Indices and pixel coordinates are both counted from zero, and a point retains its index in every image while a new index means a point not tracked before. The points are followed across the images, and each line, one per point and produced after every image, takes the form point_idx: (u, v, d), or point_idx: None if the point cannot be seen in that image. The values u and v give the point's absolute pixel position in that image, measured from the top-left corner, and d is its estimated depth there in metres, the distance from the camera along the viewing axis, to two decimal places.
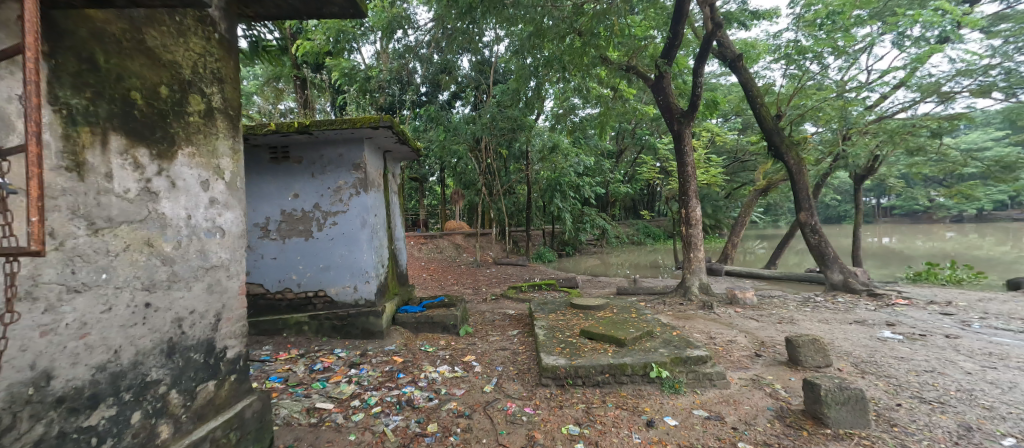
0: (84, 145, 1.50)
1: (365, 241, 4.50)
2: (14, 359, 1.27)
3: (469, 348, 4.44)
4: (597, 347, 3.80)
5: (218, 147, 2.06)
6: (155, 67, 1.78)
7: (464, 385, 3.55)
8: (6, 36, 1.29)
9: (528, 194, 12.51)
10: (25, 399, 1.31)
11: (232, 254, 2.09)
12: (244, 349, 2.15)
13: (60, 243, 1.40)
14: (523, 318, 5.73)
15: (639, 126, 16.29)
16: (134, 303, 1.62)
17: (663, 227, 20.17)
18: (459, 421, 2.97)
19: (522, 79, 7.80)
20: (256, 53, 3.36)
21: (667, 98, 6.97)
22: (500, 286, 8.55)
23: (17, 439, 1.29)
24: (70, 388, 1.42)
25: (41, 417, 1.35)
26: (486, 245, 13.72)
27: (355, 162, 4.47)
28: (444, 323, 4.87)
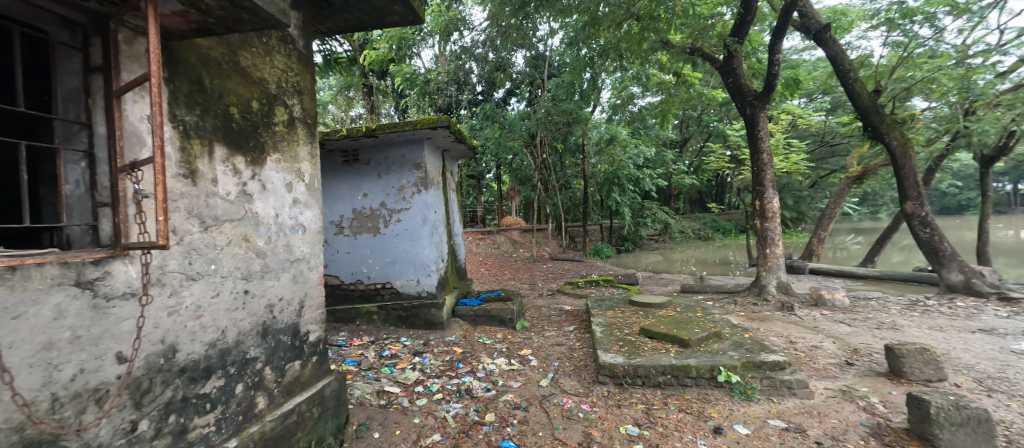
0: (196, 156, 1.75)
1: (426, 237, 4.75)
2: (149, 335, 1.52)
3: (525, 342, 4.54)
4: (658, 346, 3.73)
5: (299, 152, 2.32)
6: (249, 84, 2.03)
7: (520, 378, 3.66)
8: (138, 67, 1.53)
9: (584, 188, 12.40)
10: (158, 367, 1.56)
11: (311, 248, 2.35)
12: (322, 334, 2.41)
13: (181, 239, 1.64)
14: (580, 314, 5.72)
15: (706, 112, 15.47)
16: (235, 290, 1.87)
17: (734, 221, 19.00)
18: (516, 412, 3.07)
19: (576, 71, 7.82)
20: (329, 66, 3.67)
21: (739, 80, 6.57)
22: (557, 282, 8.59)
23: (153, 400, 1.54)
24: (190, 361, 1.67)
25: (171, 384, 1.60)
26: (542, 240, 13.77)
27: (416, 162, 4.72)
28: (501, 316, 5.01)
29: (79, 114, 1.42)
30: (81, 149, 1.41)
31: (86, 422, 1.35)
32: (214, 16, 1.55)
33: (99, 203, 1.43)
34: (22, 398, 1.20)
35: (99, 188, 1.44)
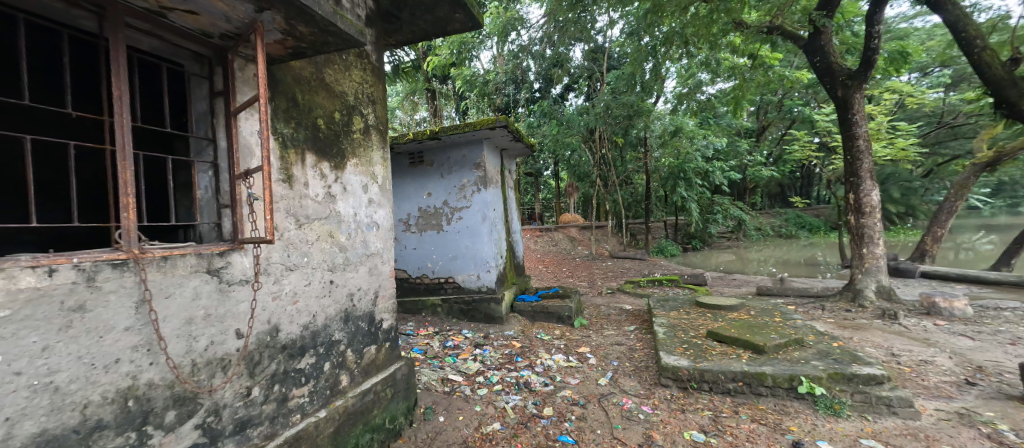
0: (292, 163, 2.01)
1: (486, 234, 4.94)
2: (259, 316, 1.79)
3: (583, 340, 4.57)
4: (727, 351, 3.59)
5: (373, 157, 2.56)
6: (332, 98, 2.28)
7: (579, 375, 3.71)
8: (249, 89, 1.80)
9: (647, 184, 12.02)
10: (265, 343, 1.82)
11: (384, 244, 2.59)
12: (394, 323, 2.64)
13: (281, 235, 1.90)
14: (641, 314, 5.61)
15: (788, 96, 14.19)
16: (323, 279, 2.12)
17: (823, 217, 17.25)
18: (574, 409, 3.13)
19: (637, 61, 7.49)
20: (397, 74, 3.96)
21: (829, 59, 5.94)
22: (617, 280, 8.46)
23: (262, 371, 1.81)
24: (289, 339, 1.93)
25: (276, 359, 1.87)
26: (602, 237, 13.59)
27: (476, 161, 4.91)
28: (559, 313, 5.07)
29: (207, 131, 1.72)
30: (209, 160, 1.70)
31: (214, 384, 1.63)
32: (306, 41, 1.78)
33: (223, 205, 1.71)
34: (172, 360, 1.49)
35: (221, 193, 1.72)
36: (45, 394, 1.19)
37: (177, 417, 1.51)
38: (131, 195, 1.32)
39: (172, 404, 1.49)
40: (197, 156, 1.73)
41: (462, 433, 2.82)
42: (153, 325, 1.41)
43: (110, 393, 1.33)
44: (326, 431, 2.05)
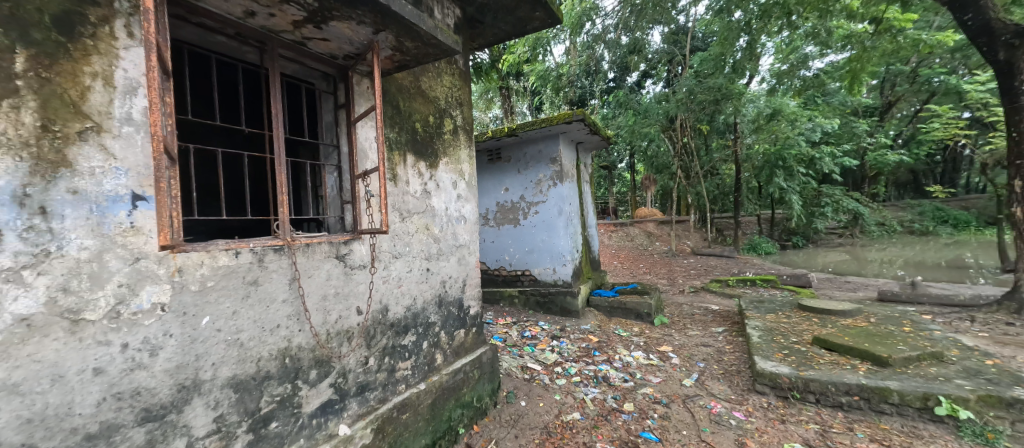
0: (397, 164, 2.33)
1: (562, 228, 5.02)
2: (377, 290, 2.21)
3: (664, 339, 4.48)
4: (839, 361, 3.27)
5: (461, 155, 2.91)
6: (427, 103, 2.60)
7: (660, 373, 3.66)
8: (365, 101, 2.20)
9: (737, 174, 11.24)
10: (379, 319, 2.20)
11: (471, 236, 2.98)
12: (479, 310, 3.02)
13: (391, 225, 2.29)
14: (731, 316, 5.29)
15: (925, 64, 12.09)
16: (421, 267, 2.48)
17: (974, 209, 14.47)
18: (656, 407, 3.12)
19: (728, 39, 6.98)
20: (479, 74, 4.20)
21: (986, 15, 4.68)
22: (701, 279, 8.03)
23: (377, 344, 2.21)
24: (401, 315, 2.36)
25: (386, 334, 2.25)
26: (683, 233, 13.02)
27: (552, 156, 5.00)
28: (637, 310, 4.96)
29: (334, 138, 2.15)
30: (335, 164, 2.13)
31: (342, 352, 2.02)
32: (410, 55, 2.09)
33: (345, 201, 2.13)
34: (313, 328, 1.87)
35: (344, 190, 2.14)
36: (234, 346, 1.59)
37: (317, 375, 1.90)
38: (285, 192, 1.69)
39: (315, 364, 1.88)
40: (326, 160, 2.19)
41: (544, 419, 2.96)
42: (301, 298, 1.81)
43: (273, 351, 1.72)
44: (425, 401, 2.44)
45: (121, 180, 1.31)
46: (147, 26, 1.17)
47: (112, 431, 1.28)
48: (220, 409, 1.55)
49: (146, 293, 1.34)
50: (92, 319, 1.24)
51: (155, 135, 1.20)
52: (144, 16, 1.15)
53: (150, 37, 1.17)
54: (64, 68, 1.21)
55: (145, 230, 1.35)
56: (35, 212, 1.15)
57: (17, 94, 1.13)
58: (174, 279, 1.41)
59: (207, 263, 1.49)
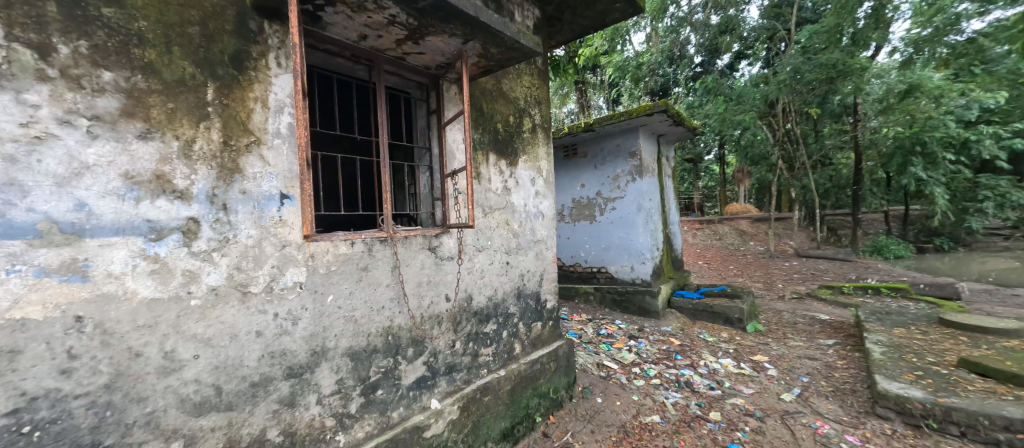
0: (481, 164, 2.74)
1: (641, 225, 4.90)
2: (468, 276, 2.65)
3: (760, 348, 4.18)
4: (989, 389, 2.79)
5: (539, 152, 3.23)
6: (508, 103, 2.97)
7: (754, 385, 3.44)
8: (451, 105, 2.67)
9: (858, 163, 10.28)
10: (465, 306, 2.63)
11: (549, 231, 3.28)
12: (556, 303, 3.32)
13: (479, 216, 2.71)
14: (844, 328, 4.75)
15: None
16: (501, 260, 2.88)
17: None
18: (748, 420, 2.96)
19: (846, 10, 6.09)
20: (559, 70, 4.29)
21: None
22: (807, 284, 7.30)
23: (464, 330, 2.63)
24: (485, 301, 2.77)
25: (471, 321, 2.67)
26: (787, 233, 11.90)
27: (631, 150, 4.89)
28: (727, 315, 4.69)
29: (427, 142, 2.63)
30: (427, 164, 2.62)
31: (433, 334, 2.45)
32: (495, 58, 2.41)
33: (435, 198, 2.59)
34: (410, 311, 2.33)
35: (435, 188, 2.60)
36: (350, 322, 2.06)
37: (413, 353, 2.35)
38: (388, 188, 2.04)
39: (410, 343, 2.33)
40: (420, 160, 2.68)
41: (621, 418, 2.99)
42: (399, 283, 2.26)
43: (379, 328, 2.18)
44: (505, 387, 2.79)
45: (273, 182, 1.79)
46: (296, 58, 1.63)
47: (268, 382, 1.76)
48: (340, 373, 2.01)
49: (289, 274, 1.82)
50: (255, 291, 1.72)
51: (301, 144, 1.64)
52: (293, 48, 1.61)
53: (298, 66, 1.62)
54: (236, 95, 1.70)
55: (289, 222, 1.82)
56: (220, 209, 1.62)
57: (209, 117, 1.61)
58: (309, 262, 1.89)
59: (332, 250, 1.97)
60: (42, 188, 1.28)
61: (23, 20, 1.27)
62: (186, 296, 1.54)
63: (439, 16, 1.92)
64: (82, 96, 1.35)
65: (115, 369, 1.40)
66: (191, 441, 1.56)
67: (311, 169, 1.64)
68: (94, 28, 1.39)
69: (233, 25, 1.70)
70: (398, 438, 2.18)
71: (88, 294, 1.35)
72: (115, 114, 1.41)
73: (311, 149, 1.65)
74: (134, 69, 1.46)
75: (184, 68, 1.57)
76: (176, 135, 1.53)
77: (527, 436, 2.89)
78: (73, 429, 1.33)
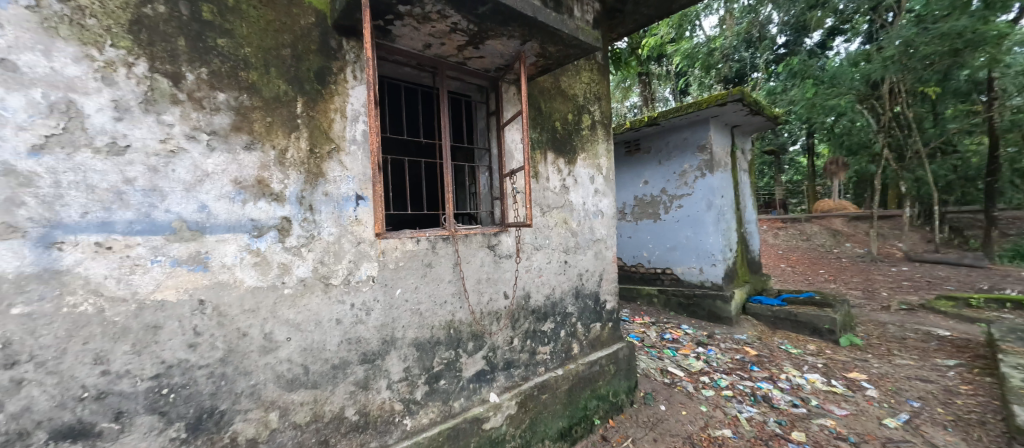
0: (539, 163, 2.77)
1: (711, 224, 4.63)
2: (526, 274, 2.70)
3: (857, 364, 3.73)
4: None
5: (598, 149, 3.20)
6: (566, 101, 2.98)
7: (849, 405, 3.10)
8: (510, 106, 2.73)
9: (996, 147, 8.57)
10: (522, 304, 2.69)
11: (608, 231, 3.22)
12: (615, 304, 3.27)
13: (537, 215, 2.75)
14: (970, 347, 4.11)
15: None
16: (559, 259, 2.89)
17: None
18: (838, 444, 2.69)
19: None
20: (620, 64, 4.20)
21: None
22: (921, 293, 6.41)
23: (522, 328, 2.68)
24: (543, 300, 2.80)
25: (528, 319, 2.72)
26: (896, 234, 10.46)
27: (700, 144, 4.64)
28: (814, 325, 4.26)
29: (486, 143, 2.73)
30: (486, 164, 2.71)
31: (492, 330, 2.54)
32: (553, 57, 2.44)
33: (494, 197, 2.68)
34: (470, 306, 2.43)
35: (494, 187, 2.69)
36: (417, 314, 2.20)
37: (473, 347, 2.45)
38: (451, 188, 2.15)
39: (471, 337, 2.43)
40: (480, 161, 2.78)
41: (686, 429, 2.88)
42: (460, 279, 2.37)
43: (442, 321, 2.30)
44: (563, 386, 2.81)
45: (350, 184, 1.97)
46: (369, 70, 1.77)
47: (345, 366, 1.94)
48: (408, 361, 2.16)
49: (363, 268, 2.00)
50: (336, 283, 1.91)
51: (374, 148, 1.79)
52: (367, 60, 1.76)
53: (371, 77, 1.77)
54: (321, 107, 1.89)
55: (364, 221, 2.00)
56: (307, 209, 1.83)
57: (299, 128, 1.82)
58: (381, 258, 2.06)
59: (400, 247, 2.13)
60: (175, 193, 1.53)
61: (161, 54, 1.53)
62: (281, 285, 1.75)
63: (498, 20, 1.99)
64: (204, 114, 1.59)
65: (228, 346, 1.63)
66: (285, 412, 1.77)
67: (382, 172, 1.78)
68: (211, 56, 1.63)
69: (317, 44, 1.91)
70: (459, 428, 2.29)
71: (209, 281, 1.59)
72: (227, 128, 1.64)
73: (383, 153, 1.79)
74: (241, 89, 1.69)
75: (279, 87, 1.79)
76: (273, 145, 1.75)
77: (585, 438, 2.89)
78: (198, 394, 1.57)
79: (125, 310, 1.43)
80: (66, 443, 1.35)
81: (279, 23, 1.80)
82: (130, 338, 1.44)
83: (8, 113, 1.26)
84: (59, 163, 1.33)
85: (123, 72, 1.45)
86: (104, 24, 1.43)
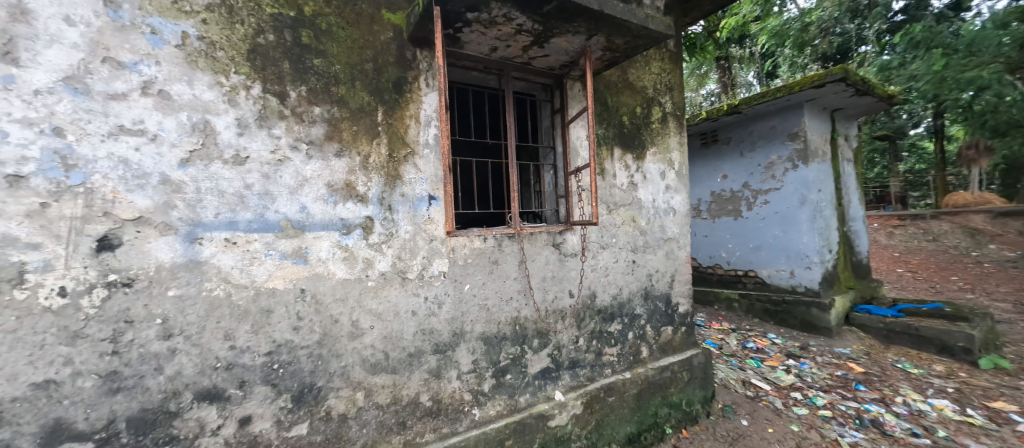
0: (605, 159, 2.70)
1: (805, 222, 4.14)
2: (591, 273, 2.66)
3: (1003, 392, 3.05)
4: None
5: (670, 143, 3.03)
6: (635, 94, 2.87)
7: (989, 440, 2.55)
8: (575, 102, 2.70)
9: None
10: (587, 304, 2.65)
11: (681, 229, 3.04)
12: (689, 308, 3.08)
13: (605, 213, 2.69)
14: None
15: None
16: (627, 259, 2.80)
17: None
18: None
19: None
20: (694, 52, 3.92)
21: None
22: None
23: (586, 328, 2.65)
24: (609, 301, 2.73)
25: (594, 319, 2.67)
26: None
27: (792, 131, 4.18)
28: (944, 342, 3.57)
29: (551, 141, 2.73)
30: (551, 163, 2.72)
31: (557, 328, 2.55)
32: (621, 49, 2.37)
33: (559, 195, 2.68)
34: (535, 304, 2.47)
35: (558, 186, 2.69)
36: (484, 309, 2.30)
37: (538, 344, 2.48)
38: (514, 187, 2.21)
39: (535, 334, 2.46)
40: (545, 159, 2.78)
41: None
42: (525, 276, 2.42)
43: (508, 317, 2.37)
44: (631, 390, 2.72)
45: (423, 186, 2.14)
46: (439, 78, 1.89)
47: (418, 355, 2.10)
48: (476, 354, 2.27)
49: (435, 264, 2.15)
50: (412, 277, 2.08)
51: (444, 151, 1.91)
52: (438, 69, 1.89)
53: (441, 84, 1.89)
54: (397, 115, 2.07)
55: (435, 220, 2.15)
56: (386, 210, 2.02)
57: (379, 135, 2.01)
58: (450, 254, 2.20)
59: (468, 245, 2.24)
60: (283, 196, 1.78)
61: (271, 77, 1.78)
62: (366, 278, 1.96)
63: (563, 17, 1.98)
64: (303, 127, 1.83)
65: (323, 331, 1.86)
66: (369, 393, 1.97)
67: (452, 173, 1.90)
68: (309, 75, 1.86)
69: (394, 57, 2.08)
70: (525, 422, 2.33)
71: (308, 273, 1.83)
72: (321, 138, 1.87)
73: (453, 155, 1.90)
74: (332, 102, 1.91)
75: (363, 98, 1.99)
76: (358, 152, 1.96)
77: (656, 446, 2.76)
78: (301, 371, 1.82)
79: (247, 295, 1.71)
80: (206, 403, 1.65)
81: (363, 40, 2.01)
82: (250, 320, 1.72)
83: (165, 134, 1.57)
84: (200, 172, 1.63)
85: (244, 94, 1.72)
86: (230, 55, 1.71)
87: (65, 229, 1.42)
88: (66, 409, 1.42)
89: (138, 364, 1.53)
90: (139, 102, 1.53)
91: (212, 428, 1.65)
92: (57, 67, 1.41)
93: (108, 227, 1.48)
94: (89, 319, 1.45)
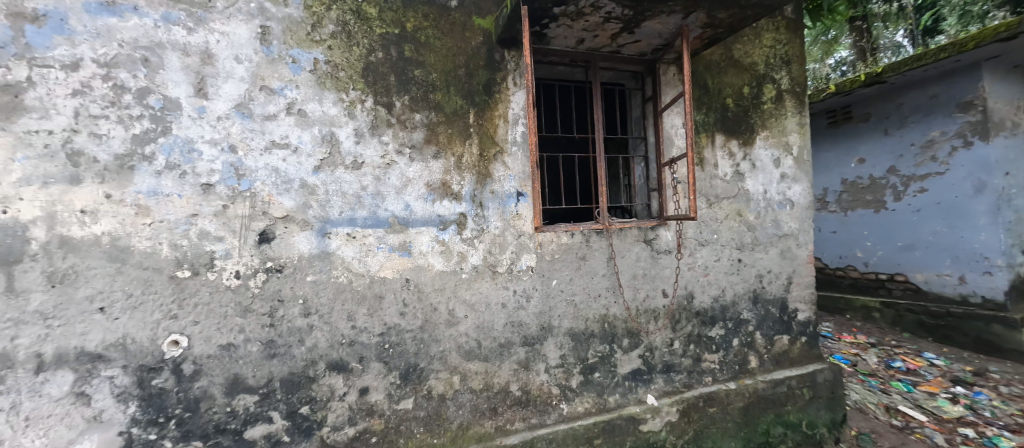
0: (705, 148, 2.47)
1: (985, 214, 3.30)
2: (688, 272, 2.47)
3: None
4: None
5: (787, 125, 2.63)
6: (741, 72, 2.55)
7: None
8: (671, 88, 2.52)
9: None
10: (683, 305, 2.46)
11: (800, 224, 2.64)
12: (812, 315, 2.67)
13: (705, 207, 2.45)
14: None
15: None
16: (731, 258, 2.52)
17: None
18: None
19: None
20: (822, 17, 3.34)
21: None
22: None
23: (681, 331, 2.46)
24: (709, 303, 2.50)
25: (692, 322, 2.47)
26: None
27: (963, 99, 3.38)
28: None
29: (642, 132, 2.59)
30: (642, 155, 2.58)
31: (650, 329, 2.41)
32: (725, 24, 2.13)
33: (651, 189, 2.54)
34: (625, 302, 2.37)
35: (650, 179, 2.55)
36: (571, 305, 2.29)
37: (629, 344, 2.38)
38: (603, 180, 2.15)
39: (626, 333, 2.37)
40: (635, 151, 2.65)
41: None
42: (615, 273, 2.34)
43: (596, 315, 2.33)
44: (736, 403, 2.45)
45: (511, 183, 2.21)
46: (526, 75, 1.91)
47: (506, 346, 2.19)
48: (563, 350, 2.28)
49: (523, 259, 2.21)
50: (502, 271, 2.18)
51: (530, 148, 1.95)
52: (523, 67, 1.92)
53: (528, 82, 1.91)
54: (487, 116, 2.17)
55: (524, 216, 2.22)
56: (477, 206, 2.14)
57: (471, 136, 2.13)
58: (538, 250, 2.23)
59: (555, 241, 2.25)
60: (391, 195, 2.00)
61: (380, 89, 2.00)
62: (460, 271, 2.11)
63: None
64: (405, 133, 2.03)
65: (424, 317, 2.06)
66: (464, 378, 2.11)
67: (539, 168, 1.92)
68: (410, 85, 2.05)
69: (484, 60, 2.18)
70: (614, 423, 2.26)
71: (411, 264, 2.04)
72: (421, 142, 2.05)
73: (540, 150, 1.92)
74: (431, 108, 2.08)
75: (458, 102, 2.13)
76: (453, 153, 2.11)
77: None
78: (406, 352, 2.03)
79: (364, 282, 1.97)
80: (335, 373, 1.93)
81: (456, 48, 2.14)
82: (366, 304, 1.97)
83: (304, 145, 1.88)
84: (327, 176, 1.91)
85: (360, 107, 1.97)
86: (348, 74, 1.96)
87: (238, 226, 1.79)
88: (241, 367, 1.80)
89: (287, 335, 1.87)
90: (285, 120, 1.85)
91: (339, 394, 1.93)
92: (232, 97, 1.78)
93: (266, 223, 1.82)
94: (255, 296, 1.82)
